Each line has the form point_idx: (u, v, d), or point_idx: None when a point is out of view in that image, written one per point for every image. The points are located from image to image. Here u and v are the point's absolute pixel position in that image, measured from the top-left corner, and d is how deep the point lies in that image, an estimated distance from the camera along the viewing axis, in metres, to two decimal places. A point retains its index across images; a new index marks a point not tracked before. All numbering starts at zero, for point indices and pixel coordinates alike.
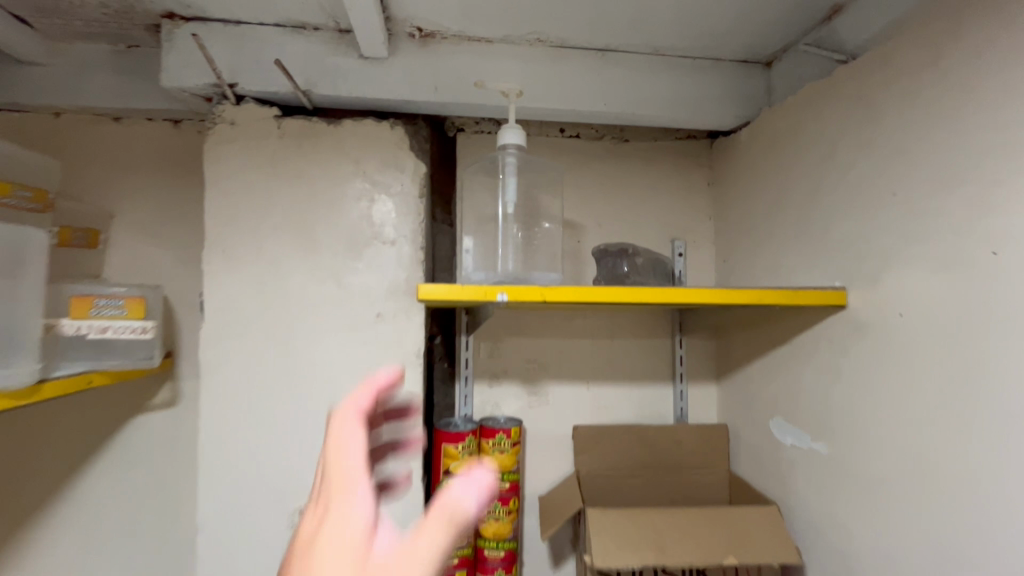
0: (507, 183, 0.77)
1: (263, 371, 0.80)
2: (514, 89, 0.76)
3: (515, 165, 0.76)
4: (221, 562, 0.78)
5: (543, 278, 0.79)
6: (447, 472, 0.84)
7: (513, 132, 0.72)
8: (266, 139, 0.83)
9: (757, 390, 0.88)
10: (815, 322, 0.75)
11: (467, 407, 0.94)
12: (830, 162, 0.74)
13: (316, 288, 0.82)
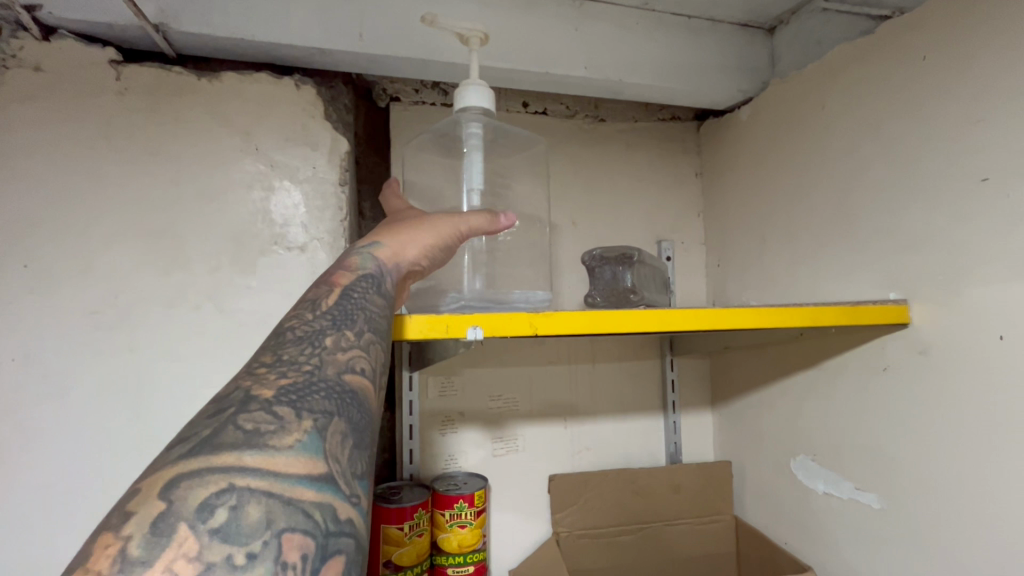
0: (467, 160, 0.54)
1: (97, 446, 0.53)
2: (478, 32, 0.54)
3: (479, 133, 0.55)
4: None
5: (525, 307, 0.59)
6: (388, 564, 0.60)
7: (475, 93, 0.51)
8: (96, 95, 0.55)
9: (770, 421, 0.73)
10: (858, 342, 0.60)
11: (413, 465, 0.71)
12: (870, 144, 0.59)
13: (185, 317, 0.56)
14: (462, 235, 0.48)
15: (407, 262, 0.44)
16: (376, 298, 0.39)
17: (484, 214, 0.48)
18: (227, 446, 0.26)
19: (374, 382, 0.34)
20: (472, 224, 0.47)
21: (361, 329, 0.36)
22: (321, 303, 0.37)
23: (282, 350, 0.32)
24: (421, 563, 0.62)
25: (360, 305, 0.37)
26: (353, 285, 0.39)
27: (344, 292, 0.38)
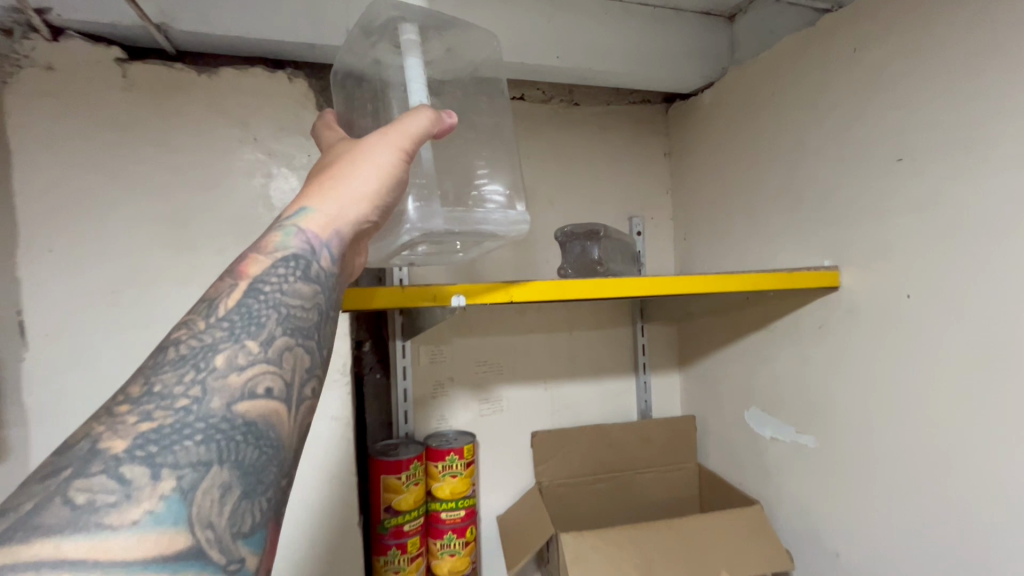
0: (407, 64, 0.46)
1: None
2: None
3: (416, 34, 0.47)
4: None
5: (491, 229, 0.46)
6: (388, 509, 0.68)
7: None
8: (105, 91, 0.59)
9: (729, 378, 0.81)
10: (801, 305, 0.68)
11: (408, 425, 0.78)
12: (812, 127, 0.66)
13: (197, 295, 0.61)
14: (404, 151, 0.40)
15: (351, 217, 0.37)
16: (291, 293, 0.31)
17: (418, 111, 0.42)
18: (47, 531, 0.20)
19: (285, 402, 0.27)
20: (410, 130, 0.40)
21: (266, 339, 0.28)
22: (217, 306, 0.29)
23: (154, 377, 0.25)
24: (417, 509, 0.70)
25: (267, 307, 0.29)
26: (263, 273, 0.31)
27: (253, 284, 0.30)
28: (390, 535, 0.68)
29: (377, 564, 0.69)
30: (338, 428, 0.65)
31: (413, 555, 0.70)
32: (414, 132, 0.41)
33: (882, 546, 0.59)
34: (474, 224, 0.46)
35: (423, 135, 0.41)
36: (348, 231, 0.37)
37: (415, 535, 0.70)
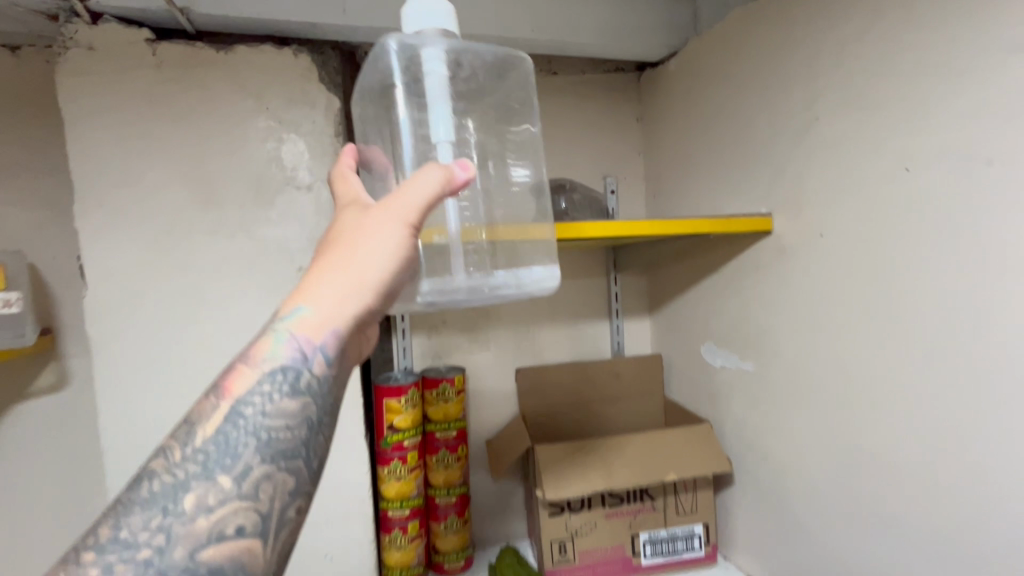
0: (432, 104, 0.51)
1: (169, 340, 0.71)
2: None
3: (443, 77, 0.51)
4: None
5: (512, 291, 0.52)
6: (391, 427, 0.81)
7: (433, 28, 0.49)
8: (138, 68, 0.69)
9: (689, 319, 0.92)
10: (745, 249, 0.78)
11: (407, 360, 0.90)
12: (756, 91, 0.74)
13: (224, 245, 0.72)
14: (410, 223, 0.42)
15: (343, 316, 0.39)
16: (272, 412, 0.35)
17: (426, 172, 0.43)
18: None
19: (252, 542, 0.32)
20: (419, 199, 0.42)
21: (242, 473, 0.33)
22: (196, 433, 0.34)
23: (123, 519, 0.31)
24: (414, 428, 0.82)
25: (246, 435, 0.34)
26: (243, 402, 0.35)
27: (234, 408, 0.35)
28: (393, 448, 0.81)
29: (382, 473, 0.81)
30: None
31: (412, 466, 0.82)
32: (424, 198, 0.43)
33: (805, 448, 0.71)
34: (498, 292, 0.52)
35: (434, 199, 0.43)
36: (341, 331, 0.39)
37: (413, 450, 0.82)
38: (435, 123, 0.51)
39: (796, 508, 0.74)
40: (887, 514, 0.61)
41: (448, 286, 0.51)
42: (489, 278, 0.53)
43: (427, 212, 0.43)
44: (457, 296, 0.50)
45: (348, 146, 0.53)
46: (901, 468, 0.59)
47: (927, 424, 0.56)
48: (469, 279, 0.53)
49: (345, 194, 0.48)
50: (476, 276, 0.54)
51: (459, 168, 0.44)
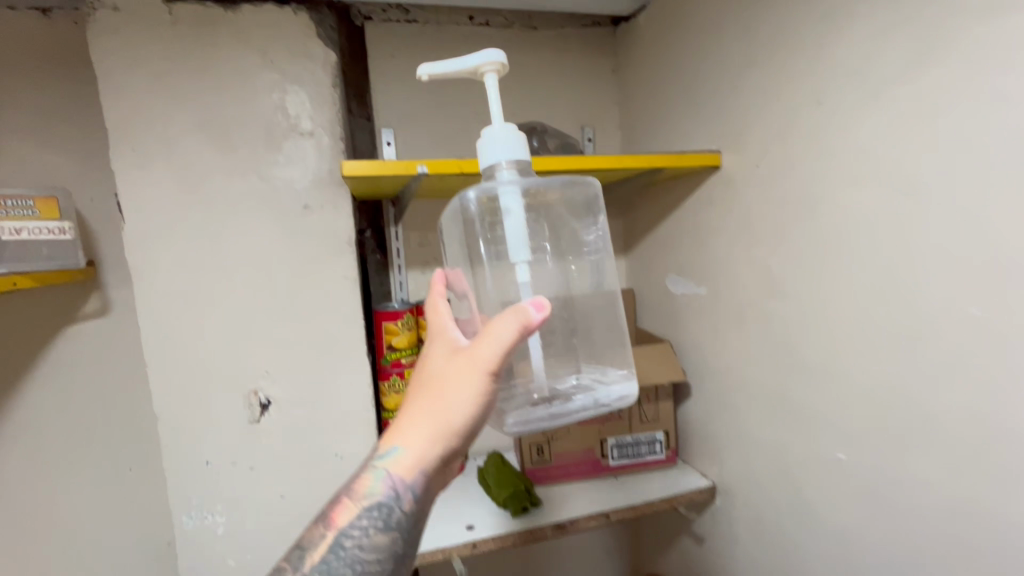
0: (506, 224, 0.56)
1: (196, 268, 0.82)
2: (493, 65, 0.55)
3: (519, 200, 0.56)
4: (186, 447, 0.85)
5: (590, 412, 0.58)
6: (390, 346, 0.93)
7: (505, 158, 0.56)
8: (158, 27, 0.78)
9: (656, 255, 1.02)
10: (700, 185, 0.87)
11: (403, 292, 1.02)
12: (709, 39, 0.82)
13: (239, 185, 0.82)
14: (493, 370, 0.49)
15: (426, 461, 0.48)
16: (367, 546, 0.45)
17: (511, 312, 0.48)
18: None
19: None
20: (502, 344, 0.48)
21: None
22: (306, 557, 0.44)
23: None
24: (411, 347, 0.95)
25: (345, 565, 0.44)
26: (346, 534, 0.45)
27: (337, 539, 0.45)
28: (392, 364, 0.93)
29: (382, 387, 0.94)
30: (349, 285, 0.88)
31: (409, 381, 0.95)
32: (506, 337, 0.48)
33: (744, 357, 0.81)
34: (575, 414, 0.59)
35: (515, 337, 0.48)
36: (425, 473, 0.48)
37: (410, 366, 0.95)
38: (514, 238, 0.56)
39: (737, 409, 0.85)
40: (799, 402, 0.72)
41: (527, 408, 0.60)
42: (567, 400, 0.60)
43: (510, 352, 0.49)
44: (538, 421, 0.58)
45: (438, 272, 0.60)
46: (812, 361, 0.69)
47: (829, 321, 0.66)
48: (548, 404, 0.60)
49: (438, 327, 0.56)
50: (556, 401, 0.60)
51: (533, 306, 0.48)
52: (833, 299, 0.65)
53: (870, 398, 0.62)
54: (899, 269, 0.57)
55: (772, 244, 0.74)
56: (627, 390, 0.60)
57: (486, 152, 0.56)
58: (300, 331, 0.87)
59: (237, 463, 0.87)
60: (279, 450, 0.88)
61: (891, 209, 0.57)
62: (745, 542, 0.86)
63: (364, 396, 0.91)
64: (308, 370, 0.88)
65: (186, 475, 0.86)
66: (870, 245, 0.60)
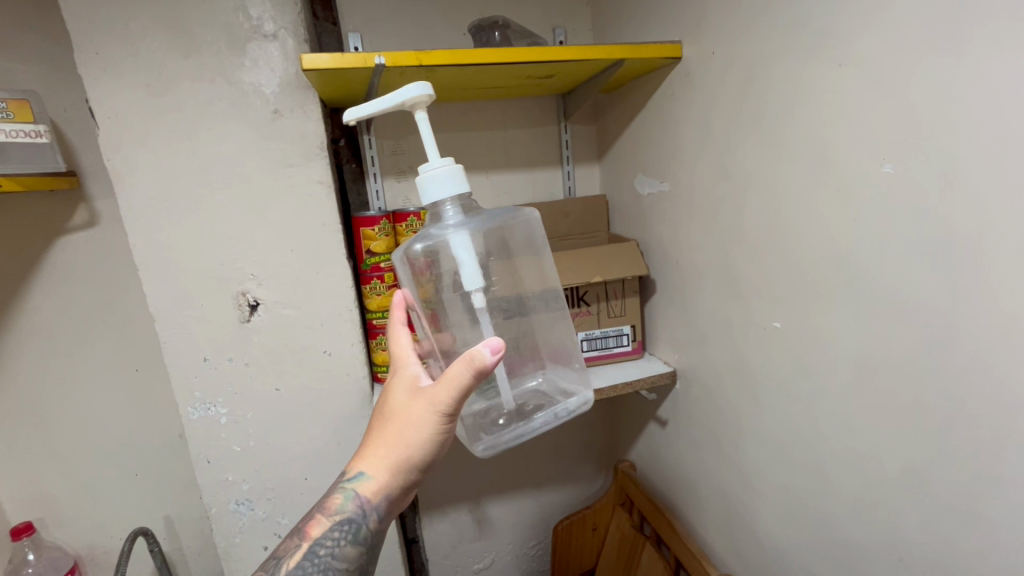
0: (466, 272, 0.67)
1: (174, 175, 0.85)
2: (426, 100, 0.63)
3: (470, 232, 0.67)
4: (183, 344, 0.92)
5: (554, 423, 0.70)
6: (369, 251, 0.97)
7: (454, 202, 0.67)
8: None
9: (625, 157, 1.04)
10: (663, 80, 0.87)
11: (380, 202, 1.05)
12: None
13: (208, 91, 0.84)
14: (446, 410, 0.61)
15: (386, 488, 0.63)
16: (338, 552, 0.61)
17: (466, 360, 0.57)
18: None
19: None
20: (457, 388, 0.59)
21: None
22: (286, 560, 0.59)
23: None
24: (389, 253, 0.99)
25: (319, 567, 0.59)
26: (324, 538, 0.61)
27: (312, 547, 0.60)
28: (372, 269, 0.98)
29: (365, 291, 1.00)
30: (323, 190, 0.91)
31: (390, 285, 1.00)
32: (458, 386, 0.58)
33: (698, 249, 0.85)
34: (534, 422, 0.70)
35: (469, 382, 0.58)
36: (386, 498, 0.63)
37: (390, 271, 1.00)
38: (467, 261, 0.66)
39: (691, 300, 0.90)
40: (740, 283, 0.76)
41: (496, 436, 0.70)
42: (531, 419, 0.71)
43: (459, 399, 0.60)
44: (509, 441, 0.69)
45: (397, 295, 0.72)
46: (751, 244, 0.72)
47: (767, 202, 0.68)
48: (514, 427, 0.71)
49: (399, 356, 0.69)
50: (521, 421, 0.71)
51: (486, 348, 0.56)
52: (770, 180, 0.67)
53: (797, 273, 0.65)
54: (823, 140, 0.58)
55: (716, 131, 0.75)
56: (581, 401, 0.72)
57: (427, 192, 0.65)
58: (281, 235, 0.91)
59: (233, 359, 0.94)
60: (271, 347, 0.95)
61: (822, 77, 0.57)
62: (699, 419, 0.93)
63: (348, 297, 0.97)
64: (291, 273, 0.93)
65: (186, 370, 0.93)
66: (804, 118, 0.60)
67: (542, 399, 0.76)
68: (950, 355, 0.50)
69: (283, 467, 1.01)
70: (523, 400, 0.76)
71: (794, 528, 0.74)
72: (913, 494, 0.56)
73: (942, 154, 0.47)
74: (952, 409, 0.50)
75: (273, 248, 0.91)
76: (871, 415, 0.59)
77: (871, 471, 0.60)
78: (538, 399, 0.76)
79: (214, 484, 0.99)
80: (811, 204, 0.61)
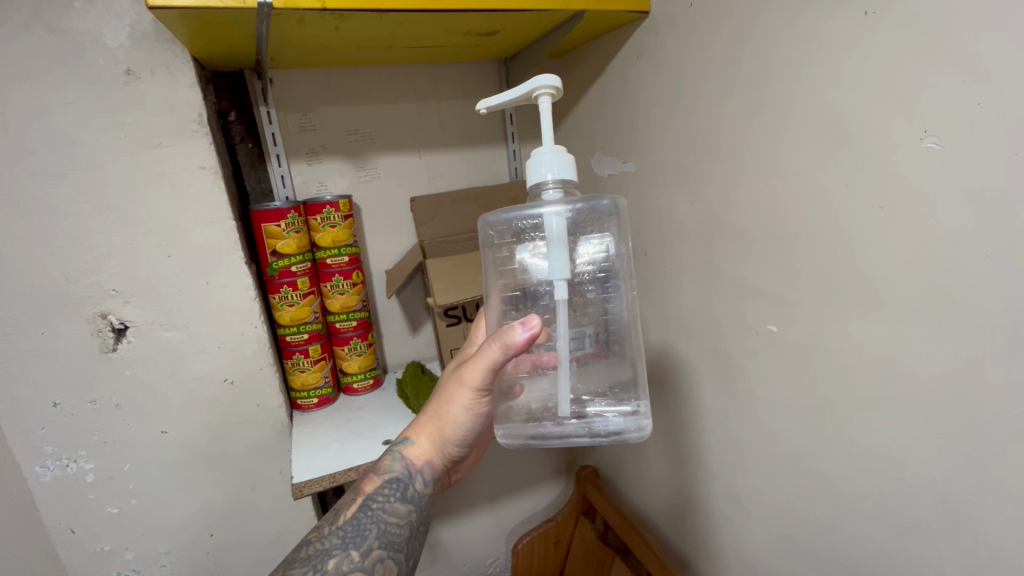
0: (557, 282, 0.52)
1: None
2: (554, 85, 0.47)
3: (563, 223, 0.51)
4: (21, 387, 0.69)
5: (583, 442, 0.55)
6: (275, 253, 0.78)
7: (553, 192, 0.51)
8: None
9: (580, 133, 0.91)
10: (625, 41, 0.74)
11: (287, 190, 0.86)
12: None
13: (23, 42, 0.60)
14: (482, 382, 0.57)
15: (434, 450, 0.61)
16: (390, 510, 0.57)
17: (498, 335, 0.52)
18: None
19: None
20: (487, 362, 0.54)
21: (367, 548, 0.54)
22: (340, 514, 0.56)
23: (307, 539, 0.55)
24: (302, 253, 0.80)
25: (371, 521, 0.55)
26: (376, 493, 0.58)
27: (365, 501, 0.57)
28: (280, 274, 0.79)
29: (273, 301, 0.81)
30: (206, 177, 0.70)
31: (305, 292, 0.82)
32: (492, 358, 0.54)
33: (671, 239, 0.74)
34: (563, 437, 0.55)
35: (502, 356, 0.53)
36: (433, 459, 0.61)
37: (304, 276, 0.81)
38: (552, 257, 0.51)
39: (662, 296, 0.79)
40: (723, 279, 0.66)
41: (519, 425, 0.58)
42: (563, 423, 0.57)
43: (494, 369, 0.55)
44: (529, 439, 0.56)
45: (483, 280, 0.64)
46: (737, 234, 0.62)
47: (760, 186, 0.58)
48: (544, 424, 0.57)
49: None
50: (555, 425, 0.57)
51: (522, 326, 0.50)
52: (766, 161, 0.56)
53: (800, 270, 0.55)
54: (839, 110, 0.48)
55: (693, 101, 0.64)
56: (632, 429, 0.55)
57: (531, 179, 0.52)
58: (150, 238, 0.70)
59: (98, 400, 0.72)
60: (150, 381, 0.74)
61: (839, 30, 0.46)
62: (672, 427, 0.84)
63: (250, 311, 0.77)
64: (169, 285, 0.72)
65: (29, 421, 0.70)
66: (812, 82, 0.49)
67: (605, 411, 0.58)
68: (1004, 373, 0.40)
69: (180, 525, 0.81)
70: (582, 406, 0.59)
71: (787, 549, 0.66)
72: (939, 529, 0.48)
73: (1011, 123, 0.36)
74: (1002, 438, 0.41)
75: (141, 254, 0.70)
76: (889, 435, 0.50)
77: (884, 500, 0.52)
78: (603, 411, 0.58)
79: (84, 558, 0.78)
80: (818, 187, 0.51)
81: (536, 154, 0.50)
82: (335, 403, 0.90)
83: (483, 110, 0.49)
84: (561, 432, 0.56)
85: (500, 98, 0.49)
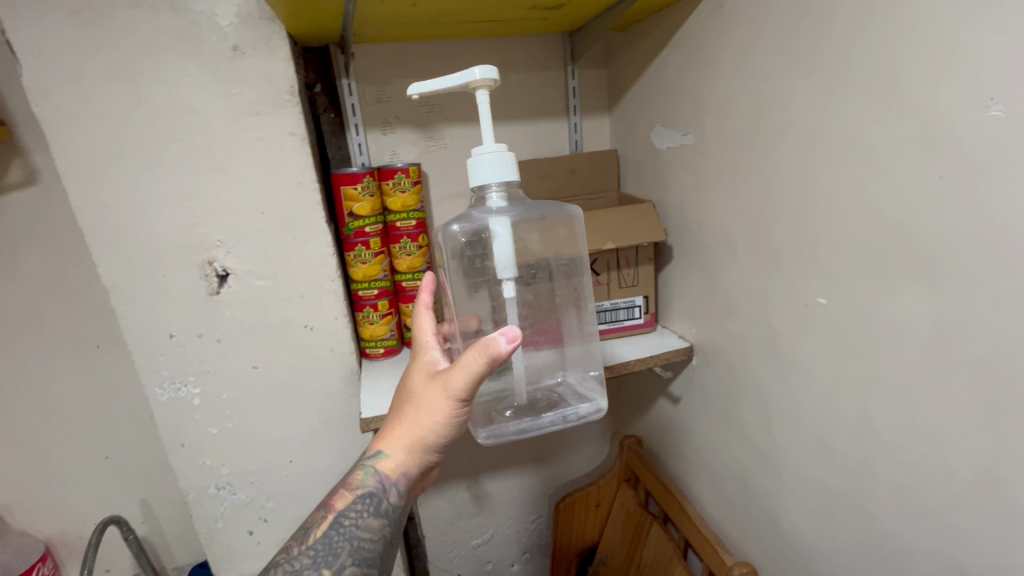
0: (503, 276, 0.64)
1: (119, 126, 0.72)
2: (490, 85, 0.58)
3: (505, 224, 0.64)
4: (148, 319, 0.82)
5: (558, 426, 0.67)
6: (351, 214, 0.86)
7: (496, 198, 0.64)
8: None
9: (641, 106, 0.92)
10: (690, 11, 0.74)
11: (364, 157, 0.93)
12: None
13: (153, 22, 0.70)
14: (460, 395, 0.60)
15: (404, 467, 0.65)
16: (362, 528, 0.63)
17: (480, 347, 0.56)
18: None
19: None
20: (466, 374, 0.58)
21: (338, 566, 0.60)
22: (311, 535, 0.62)
23: (281, 560, 0.61)
24: (375, 215, 0.88)
25: (343, 540, 0.61)
26: (347, 514, 0.63)
27: (337, 518, 0.63)
28: (355, 234, 0.87)
29: (348, 258, 0.89)
30: (296, 142, 0.79)
31: (375, 252, 0.90)
32: (471, 370, 0.58)
33: (727, 211, 0.74)
34: (539, 425, 0.68)
35: (481, 369, 0.57)
36: (403, 475, 0.65)
37: (375, 237, 0.89)
38: (501, 260, 0.64)
39: (715, 268, 0.80)
40: (777, 251, 0.66)
41: (502, 425, 0.69)
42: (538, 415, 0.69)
43: (473, 382, 0.59)
44: (517, 433, 0.68)
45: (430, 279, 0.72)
46: (793, 205, 0.62)
47: (818, 157, 0.57)
48: (520, 421, 0.69)
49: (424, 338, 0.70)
50: (528, 418, 0.69)
51: (503, 337, 0.55)
52: (824, 132, 0.56)
53: (855, 242, 0.55)
54: (903, 80, 0.47)
55: (756, 71, 0.64)
56: (594, 409, 0.69)
57: (475, 173, 0.62)
58: (249, 196, 0.79)
59: (204, 335, 0.84)
60: (246, 322, 0.85)
61: None
62: (717, 399, 0.85)
63: (329, 265, 0.86)
64: (262, 239, 0.82)
65: (151, 349, 0.83)
66: (877, 50, 0.49)
67: (557, 396, 0.73)
68: None
69: (267, 449, 0.94)
70: (534, 394, 0.74)
71: (826, 522, 0.67)
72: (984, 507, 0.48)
73: None
74: None
75: (242, 210, 0.80)
76: (938, 409, 0.50)
77: (929, 475, 0.52)
78: (552, 397, 0.73)
79: (192, 469, 0.92)
80: (877, 158, 0.51)
81: (477, 150, 0.60)
82: (399, 354, 0.99)
83: (413, 94, 0.58)
84: (538, 422, 0.68)
85: (430, 87, 0.58)
